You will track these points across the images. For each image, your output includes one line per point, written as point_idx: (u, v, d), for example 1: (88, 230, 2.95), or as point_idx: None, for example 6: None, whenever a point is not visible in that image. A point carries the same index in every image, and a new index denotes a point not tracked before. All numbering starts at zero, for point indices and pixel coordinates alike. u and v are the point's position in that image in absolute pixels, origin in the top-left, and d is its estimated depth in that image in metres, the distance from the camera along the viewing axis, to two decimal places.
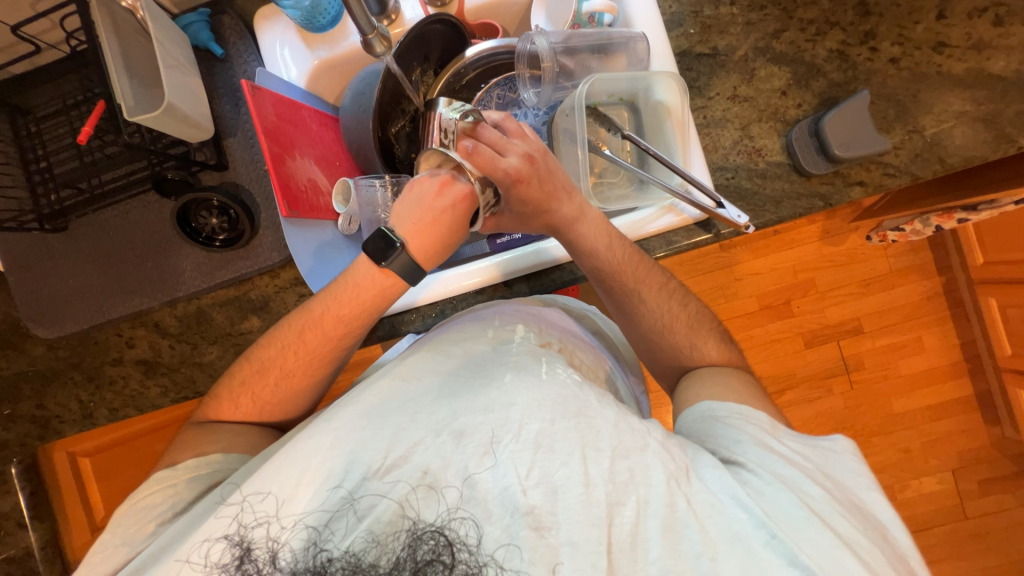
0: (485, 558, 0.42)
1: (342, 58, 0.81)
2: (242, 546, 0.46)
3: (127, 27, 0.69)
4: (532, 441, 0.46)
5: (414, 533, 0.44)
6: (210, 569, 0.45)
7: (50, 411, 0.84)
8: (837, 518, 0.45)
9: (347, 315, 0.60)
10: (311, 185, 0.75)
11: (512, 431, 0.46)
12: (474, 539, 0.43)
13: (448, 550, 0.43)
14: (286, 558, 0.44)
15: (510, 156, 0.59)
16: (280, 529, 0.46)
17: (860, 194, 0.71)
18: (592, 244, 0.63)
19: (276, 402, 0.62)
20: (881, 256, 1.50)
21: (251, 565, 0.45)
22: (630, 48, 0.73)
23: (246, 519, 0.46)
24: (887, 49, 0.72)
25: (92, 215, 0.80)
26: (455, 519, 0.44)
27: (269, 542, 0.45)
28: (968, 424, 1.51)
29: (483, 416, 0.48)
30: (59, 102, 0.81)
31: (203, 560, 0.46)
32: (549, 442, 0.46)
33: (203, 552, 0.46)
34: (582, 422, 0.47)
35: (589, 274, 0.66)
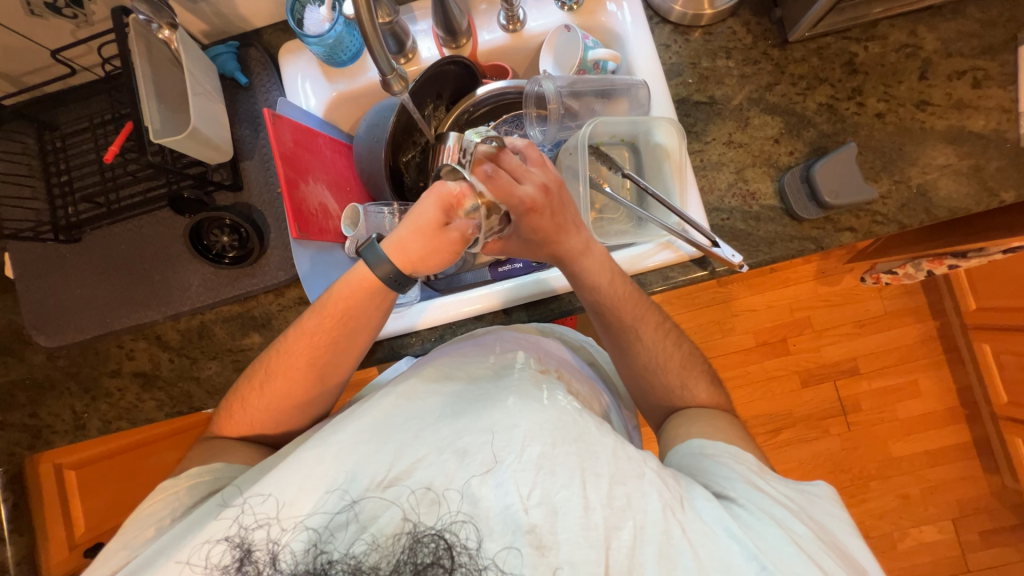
0: (485, 562, 0.43)
1: (359, 91, 0.85)
2: (243, 547, 0.46)
3: (161, 56, 0.73)
4: (534, 463, 0.46)
5: (414, 535, 0.45)
6: (210, 569, 0.46)
7: (43, 421, 0.84)
8: (823, 557, 0.46)
9: (337, 328, 0.61)
10: (322, 209, 0.78)
11: (515, 452, 0.47)
12: (473, 542, 0.44)
13: (448, 554, 0.44)
14: (287, 559, 0.45)
15: (527, 184, 0.60)
16: (280, 531, 0.47)
17: (851, 239, 0.74)
18: (593, 279, 0.64)
19: (268, 413, 0.63)
20: (875, 297, 1.53)
21: (251, 566, 0.46)
22: (631, 94, 0.78)
23: (247, 520, 0.48)
24: (873, 105, 0.76)
25: (106, 228, 0.82)
26: (455, 523, 0.45)
27: (269, 543, 0.46)
28: (968, 472, 1.50)
29: (486, 436, 0.48)
30: (85, 120, 0.85)
31: (203, 562, 0.46)
32: (550, 464, 0.46)
33: (203, 553, 0.47)
34: (582, 447, 0.48)
35: (589, 307, 0.67)
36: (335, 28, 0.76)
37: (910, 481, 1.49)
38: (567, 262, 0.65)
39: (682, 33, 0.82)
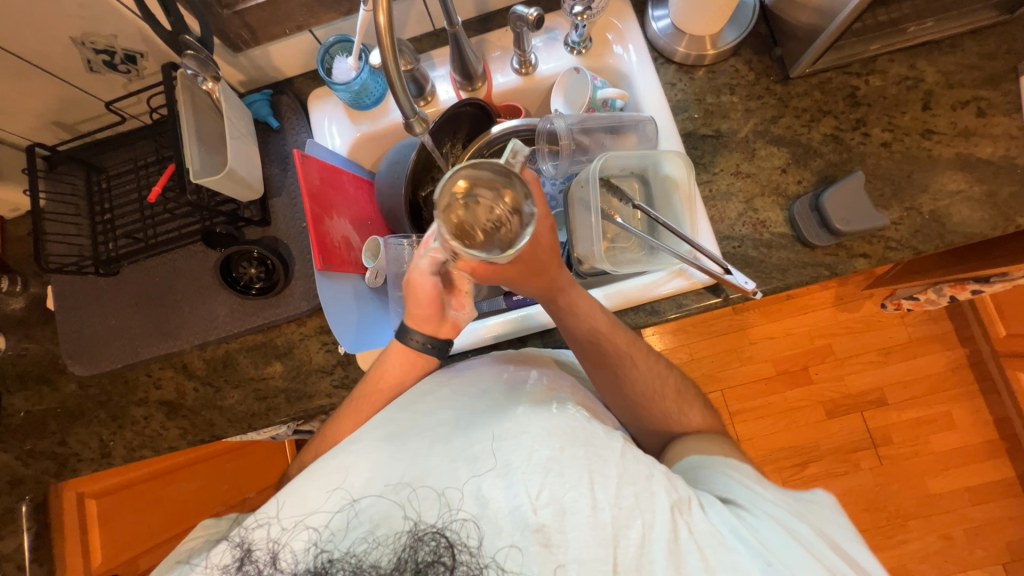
0: (485, 560, 0.44)
1: (381, 132, 0.91)
2: (243, 547, 0.47)
3: (203, 104, 0.80)
4: (542, 465, 0.46)
5: (415, 534, 0.46)
6: (211, 568, 0.47)
7: (71, 448, 0.86)
8: (831, 558, 0.45)
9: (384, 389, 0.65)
10: (344, 242, 0.82)
11: (524, 455, 0.47)
12: (474, 541, 0.45)
13: (449, 552, 0.45)
14: (287, 559, 0.46)
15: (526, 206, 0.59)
16: (280, 531, 0.47)
17: (865, 266, 0.74)
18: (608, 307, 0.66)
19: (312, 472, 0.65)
20: (898, 324, 1.49)
21: (251, 566, 0.46)
22: (639, 129, 0.81)
23: (250, 521, 0.49)
24: (878, 134, 0.78)
25: (142, 261, 0.87)
26: (455, 522, 0.46)
27: (268, 543, 0.47)
28: (1014, 511, 1.40)
29: (495, 442, 0.48)
30: (129, 163, 0.91)
31: (204, 562, 0.47)
32: (558, 467, 0.46)
33: (206, 555, 0.48)
34: (591, 451, 0.47)
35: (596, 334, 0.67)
36: (361, 76, 0.81)
37: (951, 520, 1.40)
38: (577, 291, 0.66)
39: (687, 71, 0.86)
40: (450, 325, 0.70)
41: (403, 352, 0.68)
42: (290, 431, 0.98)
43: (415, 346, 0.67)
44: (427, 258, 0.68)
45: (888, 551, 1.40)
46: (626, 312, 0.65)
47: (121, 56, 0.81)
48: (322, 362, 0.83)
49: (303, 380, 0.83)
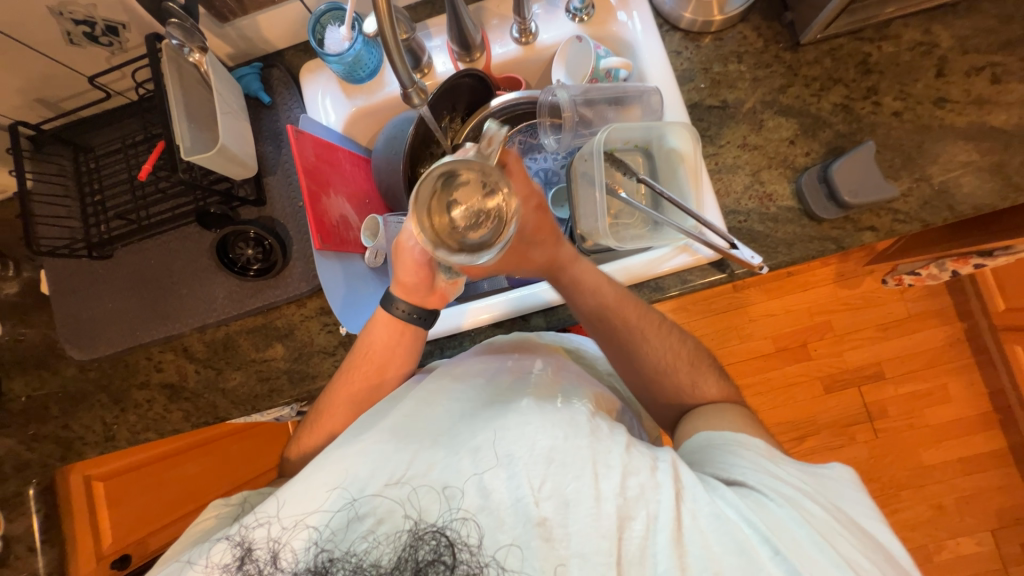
0: (485, 559, 0.44)
1: (377, 106, 0.88)
2: (243, 546, 0.48)
3: (191, 78, 0.76)
4: (544, 456, 0.46)
5: (415, 533, 0.46)
6: (211, 568, 0.48)
7: (75, 432, 0.86)
8: (841, 540, 0.45)
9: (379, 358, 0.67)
10: (343, 221, 0.80)
11: (526, 447, 0.47)
12: (474, 540, 0.45)
13: (449, 551, 0.45)
14: (287, 558, 0.46)
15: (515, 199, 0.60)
16: (280, 530, 0.47)
17: (872, 239, 0.73)
18: (612, 283, 0.65)
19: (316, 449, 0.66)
20: (898, 299, 1.49)
21: (251, 565, 0.47)
22: (643, 100, 0.79)
23: (248, 520, 0.49)
24: (889, 103, 0.76)
25: (136, 243, 0.85)
26: (455, 520, 0.45)
27: (268, 542, 0.47)
28: (1006, 480, 1.44)
29: (498, 433, 0.48)
30: (117, 141, 0.88)
31: (205, 561, 0.48)
32: (561, 457, 0.46)
33: (207, 554, 0.49)
34: (595, 442, 0.47)
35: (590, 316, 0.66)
36: (354, 47, 0.78)
37: (943, 490, 1.44)
38: (574, 268, 0.65)
39: (693, 39, 0.83)
40: (439, 296, 0.68)
41: (388, 320, 0.67)
42: (294, 413, 0.98)
43: (400, 315, 0.67)
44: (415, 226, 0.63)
45: None
46: (627, 297, 0.65)
47: (102, 27, 0.77)
48: (323, 344, 0.83)
49: (305, 362, 0.83)
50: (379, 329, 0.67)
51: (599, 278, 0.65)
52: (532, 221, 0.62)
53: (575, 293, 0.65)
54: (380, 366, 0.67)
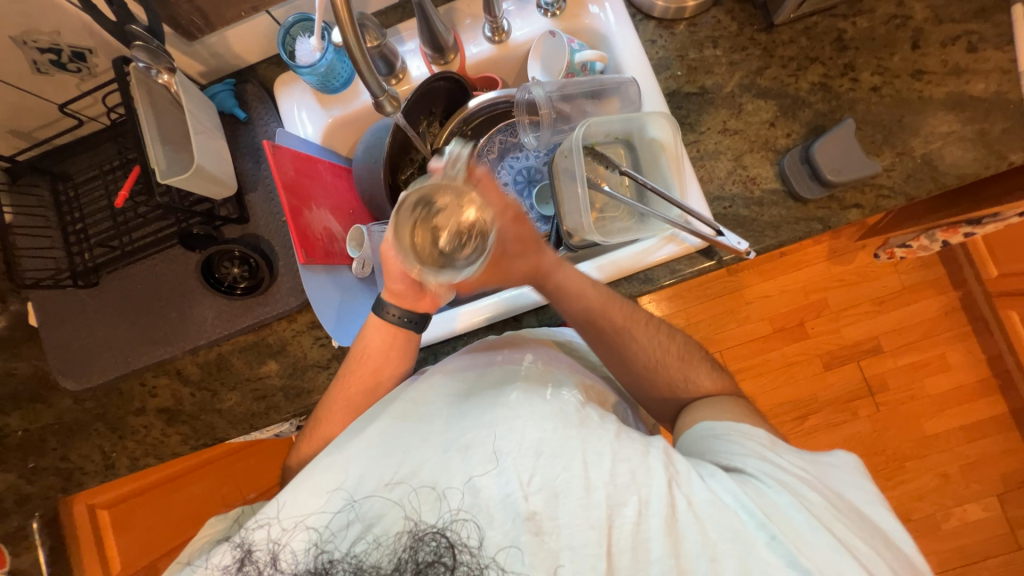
0: (486, 560, 0.43)
1: (354, 115, 0.87)
2: (243, 548, 0.48)
3: (162, 99, 0.76)
4: (533, 448, 0.46)
5: (415, 534, 0.45)
6: (212, 569, 0.48)
7: (74, 463, 0.86)
8: (840, 526, 0.45)
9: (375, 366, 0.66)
10: (327, 234, 0.79)
11: (515, 441, 0.47)
12: (475, 541, 0.44)
13: (450, 552, 0.44)
14: (287, 559, 0.46)
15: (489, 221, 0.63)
16: (280, 531, 0.47)
17: (858, 216, 0.73)
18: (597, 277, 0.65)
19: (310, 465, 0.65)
20: (891, 272, 1.49)
21: (251, 566, 0.47)
22: (622, 91, 0.78)
23: (250, 522, 0.49)
24: (867, 79, 0.75)
25: (122, 269, 0.84)
26: (456, 522, 0.45)
27: (269, 544, 0.47)
28: (1008, 444, 1.44)
29: (488, 429, 0.48)
30: (94, 168, 0.87)
31: (206, 565, 0.48)
32: (551, 449, 0.46)
33: (208, 559, 0.49)
34: (583, 431, 0.48)
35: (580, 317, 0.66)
36: (326, 57, 0.77)
37: (947, 458, 1.45)
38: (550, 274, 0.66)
39: (667, 27, 0.82)
40: (430, 299, 0.69)
41: (382, 326, 0.67)
42: (294, 428, 0.98)
43: (394, 321, 0.67)
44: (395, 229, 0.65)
45: (888, 493, 1.44)
46: (613, 305, 0.65)
47: (69, 53, 0.76)
48: (317, 358, 0.82)
49: (299, 377, 0.82)
50: (374, 334, 0.67)
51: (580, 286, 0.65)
52: (511, 233, 0.64)
53: (564, 299, 0.66)
54: (373, 377, 0.66)
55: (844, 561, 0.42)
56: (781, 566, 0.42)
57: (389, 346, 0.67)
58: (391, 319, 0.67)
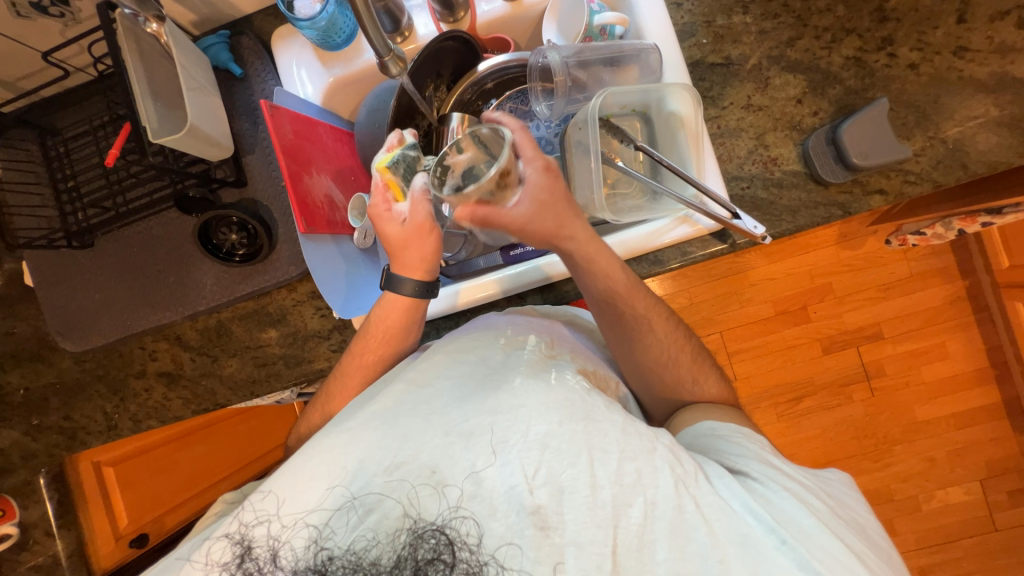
0: (485, 558, 0.44)
1: (357, 75, 0.82)
2: (243, 545, 0.47)
3: (152, 51, 0.71)
4: (539, 443, 0.46)
5: (414, 532, 0.45)
6: (211, 566, 0.47)
7: (77, 422, 0.87)
8: (843, 530, 0.46)
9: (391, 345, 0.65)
10: (328, 201, 0.77)
11: (521, 433, 0.47)
12: (474, 539, 0.44)
13: (449, 549, 0.45)
14: (287, 556, 0.46)
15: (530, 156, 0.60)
16: (280, 528, 0.47)
17: (880, 203, 0.70)
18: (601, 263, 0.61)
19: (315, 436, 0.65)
20: (901, 259, 1.47)
21: (251, 564, 0.46)
22: (641, 60, 0.74)
23: (247, 517, 0.47)
24: (906, 54, 0.71)
25: (117, 231, 0.82)
26: (456, 519, 0.45)
27: (269, 540, 0.47)
28: (997, 432, 1.47)
29: (493, 418, 0.48)
30: (84, 123, 0.83)
31: (204, 558, 0.47)
32: (556, 443, 0.46)
33: (204, 551, 0.48)
34: (589, 425, 0.47)
35: (595, 297, 0.63)
36: (326, 9, 0.72)
37: (936, 444, 1.47)
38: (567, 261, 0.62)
39: None
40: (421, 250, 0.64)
41: (397, 302, 0.65)
42: (295, 396, 0.98)
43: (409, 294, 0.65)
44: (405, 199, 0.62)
45: (874, 474, 1.48)
46: (639, 297, 0.62)
47: None
48: (318, 328, 0.82)
49: (300, 346, 0.82)
50: (384, 307, 0.65)
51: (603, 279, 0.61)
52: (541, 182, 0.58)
53: (590, 276, 0.62)
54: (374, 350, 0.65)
55: (852, 563, 0.43)
56: (790, 568, 0.42)
57: (407, 329, 0.66)
58: (407, 292, 0.65)
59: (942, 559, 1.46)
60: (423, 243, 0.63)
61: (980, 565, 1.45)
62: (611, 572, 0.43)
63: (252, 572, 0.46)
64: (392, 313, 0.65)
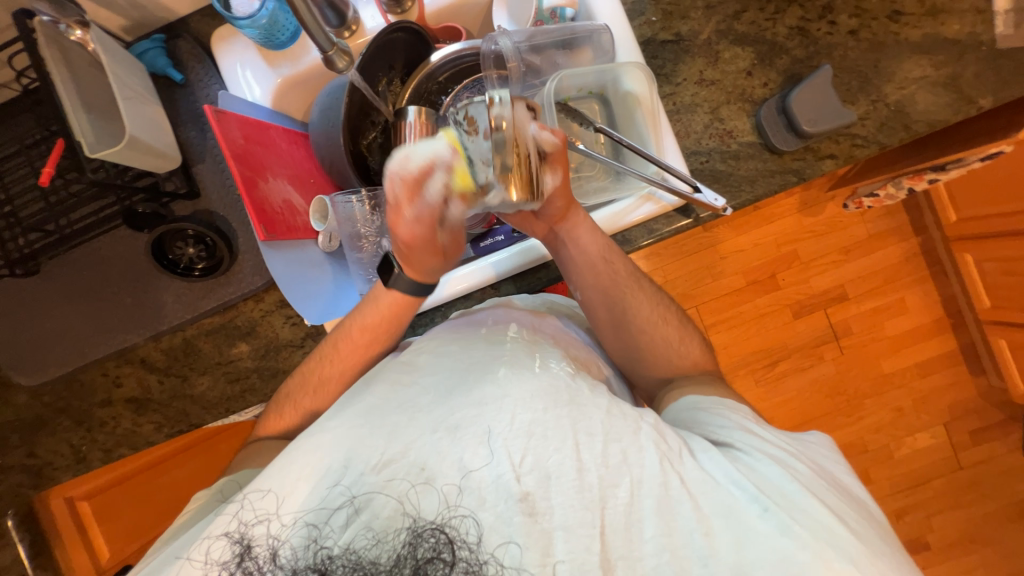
0: (485, 556, 0.42)
1: (305, 74, 0.80)
2: (243, 543, 0.45)
3: (79, 61, 0.67)
4: (525, 429, 0.46)
5: (414, 530, 0.43)
6: (211, 565, 0.45)
7: (42, 459, 0.82)
8: (826, 493, 0.48)
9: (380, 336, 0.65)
10: (287, 206, 0.74)
11: (506, 421, 0.47)
12: (474, 537, 0.43)
13: (449, 548, 0.43)
14: (287, 555, 0.44)
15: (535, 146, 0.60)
16: (280, 527, 0.45)
17: (832, 167, 0.72)
18: (585, 228, 0.66)
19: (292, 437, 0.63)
20: (859, 221, 1.53)
21: (251, 563, 0.44)
22: (594, 41, 0.74)
23: (247, 516, 0.46)
24: (846, 21, 0.73)
25: (64, 255, 0.77)
26: (455, 517, 0.43)
27: (269, 539, 0.45)
28: (956, 377, 1.56)
29: (478, 409, 0.48)
30: (15, 143, 0.78)
31: (203, 557, 0.45)
32: (542, 429, 0.47)
33: (204, 549, 0.45)
34: (574, 410, 0.48)
35: (579, 265, 0.68)
36: (265, 6, 0.69)
37: (902, 394, 1.55)
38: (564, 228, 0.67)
39: None
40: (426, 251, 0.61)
41: (400, 296, 0.64)
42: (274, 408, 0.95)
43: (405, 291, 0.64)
44: (425, 212, 0.56)
45: (848, 428, 1.56)
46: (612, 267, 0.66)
47: None
48: (290, 337, 0.79)
49: (273, 357, 0.80)
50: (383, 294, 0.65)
51: (591, 240, 0.67)
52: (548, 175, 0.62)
53: (586, 236, 0.67)
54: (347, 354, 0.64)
55: (836, 525, 0.45)
56: (775, 536, 0.44)
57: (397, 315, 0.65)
58: (401, 287, 0.64)
59: (915, 501, 1.55)
60: (425, 258, 0.61)
61: (949, 502, 1.54)
62: (602, 554, 0.43)
63: (252, 572, 0.44)
64: (394, 305, 0.65)
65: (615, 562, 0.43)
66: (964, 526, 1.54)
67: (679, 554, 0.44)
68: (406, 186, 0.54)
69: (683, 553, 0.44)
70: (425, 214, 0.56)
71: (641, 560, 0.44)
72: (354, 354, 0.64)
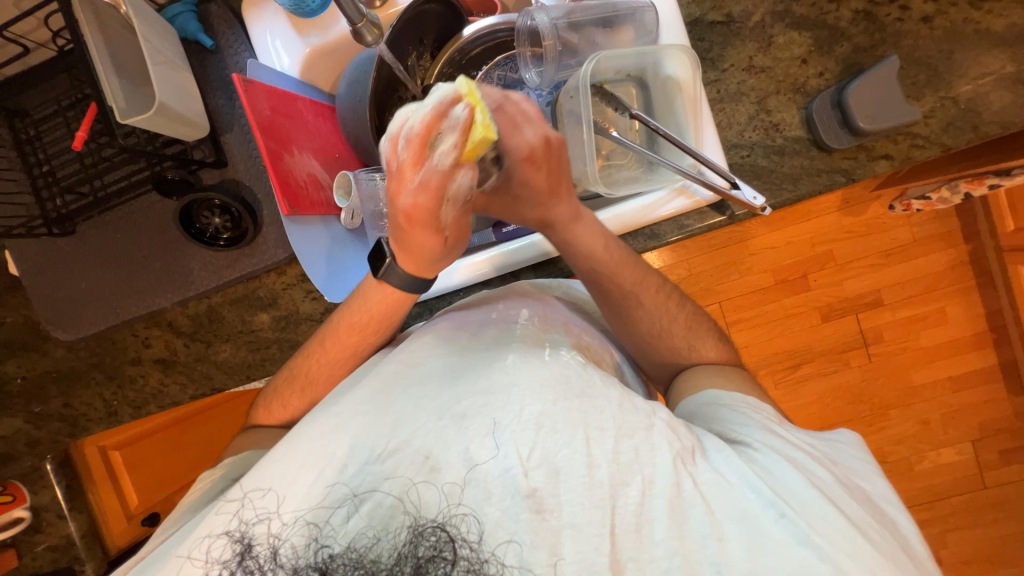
0: (485, 555, 0.42)
1: (334, 45, 0.78)
2: (243, 542, 0.45)
3: (112, 23, 0.67)
4: (533, 422, 0.46)
5: (415, 529, 0.43)
6: (211, 564, 0.45)
7: (77, 409, 0.87)
8: (845, 501, 0.46)
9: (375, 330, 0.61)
10: (311, 180, 0.74)
11: (514, 413, 0.46)
12: (474, 535, 0.43)
13: (449, 547, 0.43)
14: (287, 554, 0.44)
15: (527, 130, 0.54)
16: (280, 526, 0.45)
17: (886, 169, 0.67)
18: (588, 239, 0.61)
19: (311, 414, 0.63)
20: (904, 224, 1.44)
21: (251, 561, 0.45)
22: (637, 19, 0.70)
23: (247, 515, 0.46)
24: (919, 6, 0.66)
25: (98, 217, 0.79)
26: (455, 516, 0.43)
27: (269, 538, 0.45)
28: (992, 394, 1.49)
29: (485, 399, 0.47)
30: (54, 103, 0.80)
31: (204, 556, 0.46)
32: (551, 422, 0.46)
33: (204, 548, 0.46)
34: (585, 402, 0.48)
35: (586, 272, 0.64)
36: None
37: (930, 407, 1.49)
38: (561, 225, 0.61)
39: None
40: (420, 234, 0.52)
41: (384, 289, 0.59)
42: None
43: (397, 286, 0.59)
44: (430, 179, 0.47)
45: (868, 437, 1.51)
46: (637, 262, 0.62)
47: None
48: (310, 311, 0.81)
49: (293, 329, 0.81)
50: (375, 290, 0.60)
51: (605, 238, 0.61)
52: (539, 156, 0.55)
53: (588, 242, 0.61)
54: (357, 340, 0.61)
55: (855, 537, 0.43)
56: (789, 543, 0.42)
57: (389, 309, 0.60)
58: (394, 280, 0.58)
59: (933, 516, 1.50)
60: (420, 234, 0.52)
61: (969, 520, 1.49)
62: (609, 555, 0.42)
63: (252, 571, 0.44)
64: (386, 302, 0.60)
65: (625, 563, 0.43)
66: (983, 545, 1.49)
67: (690, 559, 0.43)
68: (414, 147, 0.46)
69: (696, 559, 0.42)
70: (419, 189, 0.48)
71: (650, 562, 0.43)
72: (355, 334, 0.61)
